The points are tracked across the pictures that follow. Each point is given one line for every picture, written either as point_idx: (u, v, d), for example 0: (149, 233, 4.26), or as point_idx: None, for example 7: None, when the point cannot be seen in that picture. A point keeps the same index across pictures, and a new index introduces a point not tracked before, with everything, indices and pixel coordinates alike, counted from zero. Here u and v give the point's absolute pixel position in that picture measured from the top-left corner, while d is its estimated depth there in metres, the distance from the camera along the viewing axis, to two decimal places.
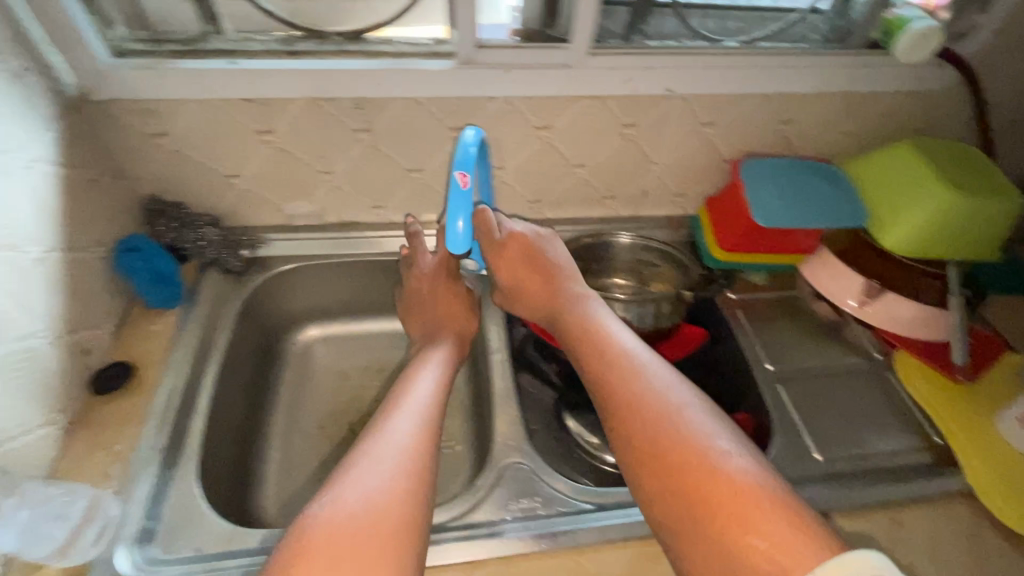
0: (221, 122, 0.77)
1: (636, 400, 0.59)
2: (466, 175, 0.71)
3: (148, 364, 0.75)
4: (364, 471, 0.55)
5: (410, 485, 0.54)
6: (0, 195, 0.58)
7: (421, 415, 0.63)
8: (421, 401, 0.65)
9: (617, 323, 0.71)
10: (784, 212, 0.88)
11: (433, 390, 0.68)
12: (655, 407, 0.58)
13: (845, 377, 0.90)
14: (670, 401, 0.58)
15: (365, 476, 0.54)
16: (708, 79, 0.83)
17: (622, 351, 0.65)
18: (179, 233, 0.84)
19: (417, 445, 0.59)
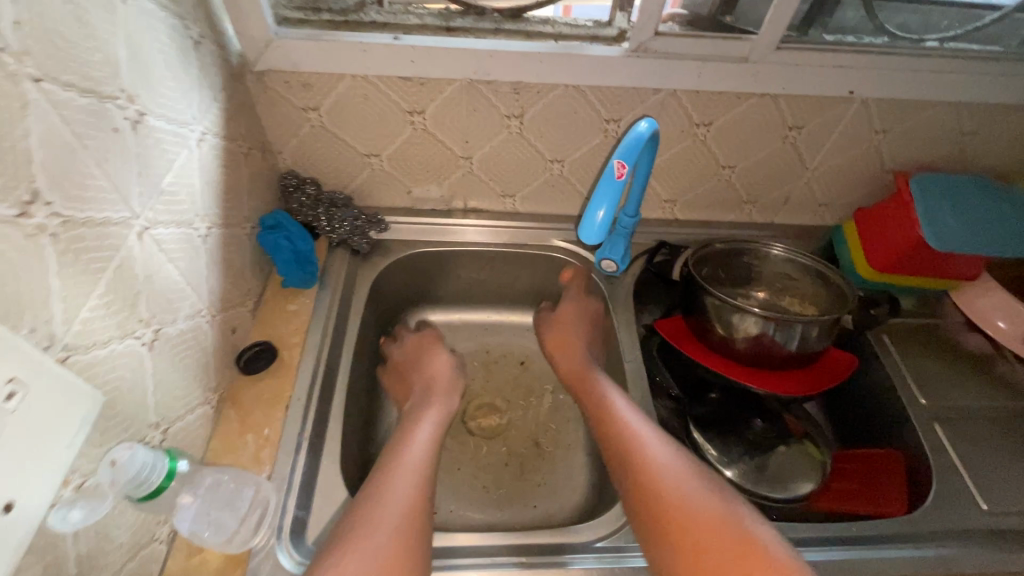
0: (372, 100, 0.73)
1: (642, 467, 0.61)
2: (624, 167, 0.63)
3: (285, 345, 0.73)
4: (371, 521, 0.54)
5: (413, 536, 0.54)
6: (183, 170, 0.56)
7: (421, 476, 0.61)
8: (420, 459, 0.63)
9: (618, 394, 0.72)
10: (959, 235, 0.79)
11: (433, 447, 0.65)
12: (668, 478, 0.59)
13: (1006, 420, 0.81)
14: (677, 474, 0.60)
15: (370, 536, 0.53)
16: (896, 82, 0.75)
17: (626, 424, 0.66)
18: (312, 210, 0.82)
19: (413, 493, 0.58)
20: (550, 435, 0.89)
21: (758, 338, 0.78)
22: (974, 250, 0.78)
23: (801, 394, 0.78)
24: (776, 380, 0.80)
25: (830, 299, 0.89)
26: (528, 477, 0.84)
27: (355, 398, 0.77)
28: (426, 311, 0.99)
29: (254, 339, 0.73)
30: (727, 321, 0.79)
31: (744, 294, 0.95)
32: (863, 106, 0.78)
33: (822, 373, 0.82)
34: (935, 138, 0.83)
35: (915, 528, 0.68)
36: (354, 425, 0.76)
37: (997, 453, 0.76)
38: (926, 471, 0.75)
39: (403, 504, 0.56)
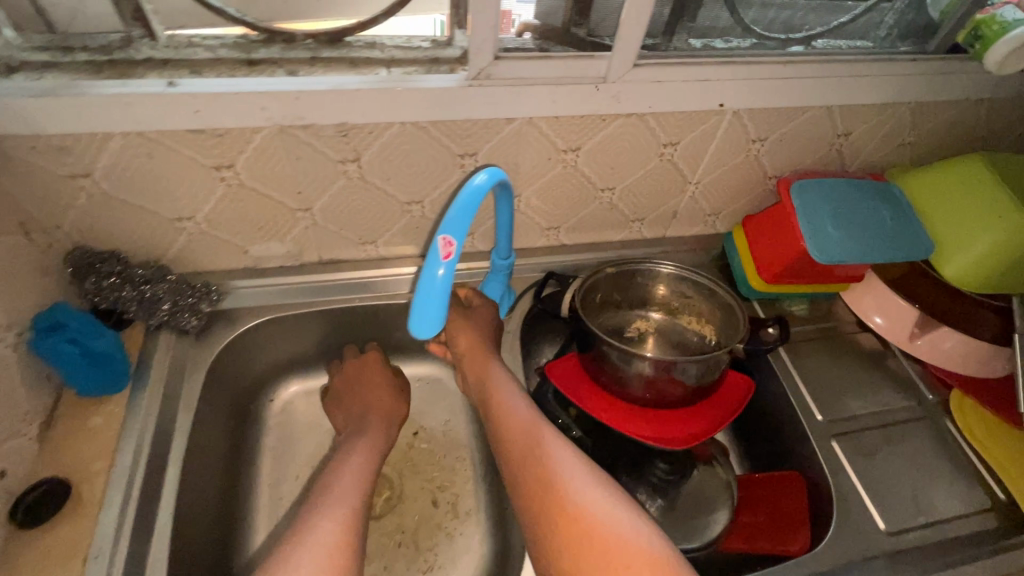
0: (163, 158, 0.59)
1: (527, 456, 0.61)
2: (451, 244, 0.49)
3: (88, 473, 0.59)
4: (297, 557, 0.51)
5: (347, 561, 0.52)
6: None
7: (352, 496, 0.59)
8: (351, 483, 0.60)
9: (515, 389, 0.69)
10: (843, 244, 0.75)
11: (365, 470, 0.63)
12: (557, 472, 0.59)
13: (900, 425, 0.79)
14: (560, 459, 0.60)
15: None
16: (764, 92, 0.70)
17: (513, 417, 0.65)
18: (116, 292, 0.66)
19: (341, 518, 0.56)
20: (448, 503, 0.80)
21: (650, 378, 0.73)
22: (860, 259, 0.74)
23: (683, 446, 0.72)
24: (666, 425, 0.74)
25: (724, 319, 0.83)
26: (425, 558, 0.75)
27: (197, 515, 0.64)
28: (293, 379, 0.84)
29: (43, 475, 0.58)
30: (621, 360, 0.73)
31: (641, 317, 0.89)
32: (736, 117, 0.73)
33: (718, 409, 0.77)
34: (812, 141, 0.80)
35: (819, 566, 0.65)
36: (199, 548, 0.64)
37: (893, 464, 0.74)
38: (825, 496, 0.72)
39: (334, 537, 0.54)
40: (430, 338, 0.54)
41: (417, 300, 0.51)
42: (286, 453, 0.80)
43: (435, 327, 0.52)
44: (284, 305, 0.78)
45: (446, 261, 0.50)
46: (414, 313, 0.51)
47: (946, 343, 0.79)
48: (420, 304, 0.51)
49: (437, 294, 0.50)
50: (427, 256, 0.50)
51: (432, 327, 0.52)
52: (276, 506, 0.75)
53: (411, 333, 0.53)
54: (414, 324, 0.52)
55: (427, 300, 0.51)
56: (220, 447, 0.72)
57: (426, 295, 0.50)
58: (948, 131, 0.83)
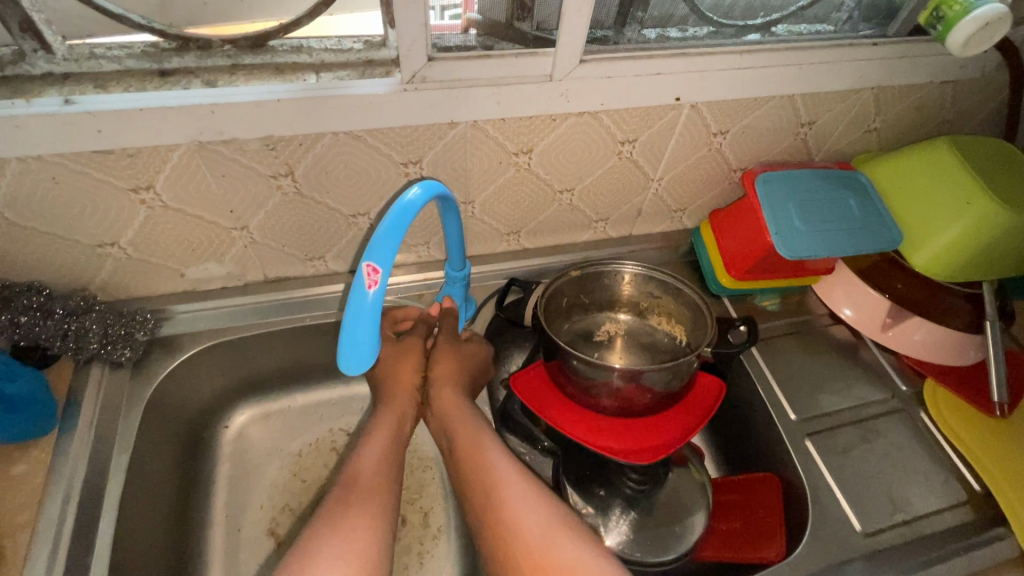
0: (72, 181, 0.55)
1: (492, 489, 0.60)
2: (376, 271, 0.46)
3: (10, 526, 0.54)
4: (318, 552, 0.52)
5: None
6: None
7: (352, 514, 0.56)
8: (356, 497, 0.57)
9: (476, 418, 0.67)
10: (810, 240, 0.73)
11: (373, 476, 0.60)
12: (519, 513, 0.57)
13: (875, 419, 0.77)
14: (519, 490, 0.59)
15: None
16: (721, 83, 0.67)
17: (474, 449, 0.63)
18: (35, 327, 0.61)
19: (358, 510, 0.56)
20: (415, 525, 0.77)
21: (617, 388, 0.70)
22: (828, 254, 0.72)
23: (653, 459, 0.70)
24: (635, 436, 0.72)
25: (693, 320, 0.80)
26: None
27: (140, 560, 0.60)
28: (246, 404, 0.80)
29: None
30: (587, 371, 0.69)
31: (609, 319, 0.86)
32: (694, 110, 0.70)
33: (688, 415, 0.74)
34: (775, 132, 0.77)
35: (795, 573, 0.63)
36: None
37: (867, 461, 0.73)
38: (801, 498, 0.70)
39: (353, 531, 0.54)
40: (367, 370, 0.50)
41: (345, 330, 0.47)
42: (241, 483, 0.76)
43: (367, 359, 0.48)
44: (228, 329, 0.72)
45: (373, 289, 0.46)
46: (343, 345, 0.47)
47: (919, 333, 0.77)
48: (346, 335, 0.47)
49: (364, 323, 0.46)
50: (354, 285, 0.46)
51: (365, 359, 0.48)
52: (231, 540, 0.71)
53: (342, 368, 0.49)
54: (344, 357, 0.48)
55: (355, 330, 0.47)
56: (166, 483, 0.68)
57: (353, 323, 0.47)
58: (914, 115, 0.81)
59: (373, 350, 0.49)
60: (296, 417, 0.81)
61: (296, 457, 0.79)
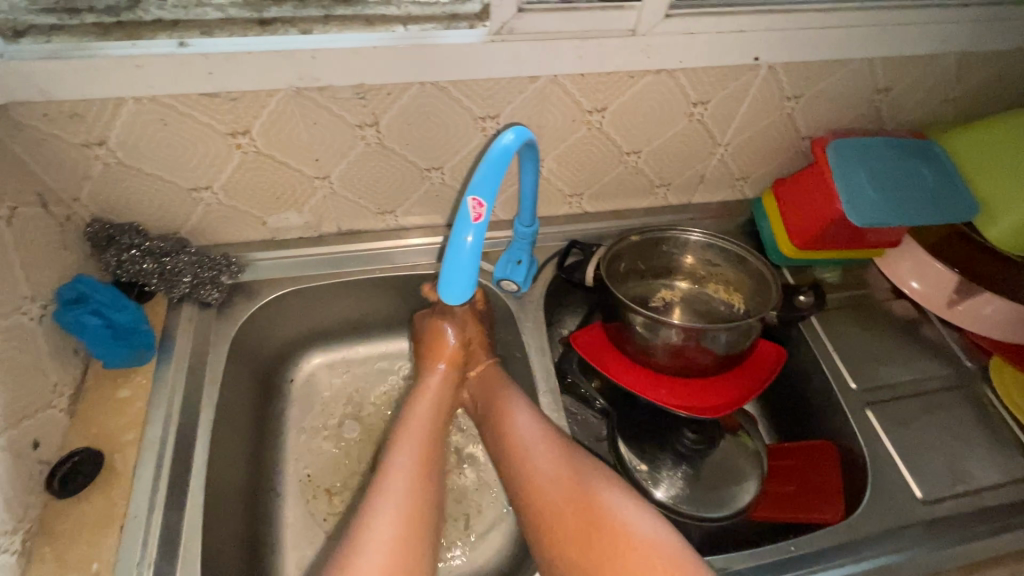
0: (175, 124, 0.58)
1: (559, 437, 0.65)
2: (481, 206, 0.47)
3: (118, 444, 0.59)
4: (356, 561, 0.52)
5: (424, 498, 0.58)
6: None
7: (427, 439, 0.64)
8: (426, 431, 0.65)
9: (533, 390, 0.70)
10: (883, 210, 0.72)
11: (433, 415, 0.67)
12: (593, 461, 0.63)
13: (937, 393, 0.77)
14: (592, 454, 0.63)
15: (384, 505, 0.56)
16: (803, 43, 0.66)
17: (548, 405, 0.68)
18: (137, 265, 0.65)
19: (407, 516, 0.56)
20: (472, 472, 0.77)
21: (679, 347, 0.71)
22: (900, 223, 0.71)
23: (712, 415, 0.71)
24: (694, 395, 0.73)
25: (756, 287, 0.80)
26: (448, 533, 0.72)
27: (225, 486, 0.64)
28: (312, 352, 0.83)
29: (72, 447, 0.59)
30: (648, 330, 0.71)
31: (665, 285, 0.86)
32: (771, 72, 0.69)
33: (745, 379, 0.75)
34: (850, 98, 0.76)
35: (855, 535, 0.63)
36: (228, 517, 0.64)
37: (928, 434, 0.72)
38: (859, 464, 0.71)
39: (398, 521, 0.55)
40: (465, 304, 0.53)
41: (445, 265, 0.50)
42: (308, 424, 0.79)
43: (464, 292, 0.51)
44: (301, 278, 0.76)
45: (476, 223, 0.48)
46: (444, 277, 0.50)
47: (987, 306, 0.76)
48: (449, 271, 0.49)
49: (466, 257, 0.49)
50: (459, 221, 0.48)
51: (464, 290, 0.51)
52: (301, 475, 0.75)
53: (442, 301, 0.52)
54: (446, 292, 0.51)
55: (455, 264, 0.49)
56: (244, 419, 0.72)
57: (454, 259, 0.49)
58: (996, 85, 0.79)
59: (470, 284, 0.51)
60: (359, 367, 0.85)
61: (358, 402, 0.82)
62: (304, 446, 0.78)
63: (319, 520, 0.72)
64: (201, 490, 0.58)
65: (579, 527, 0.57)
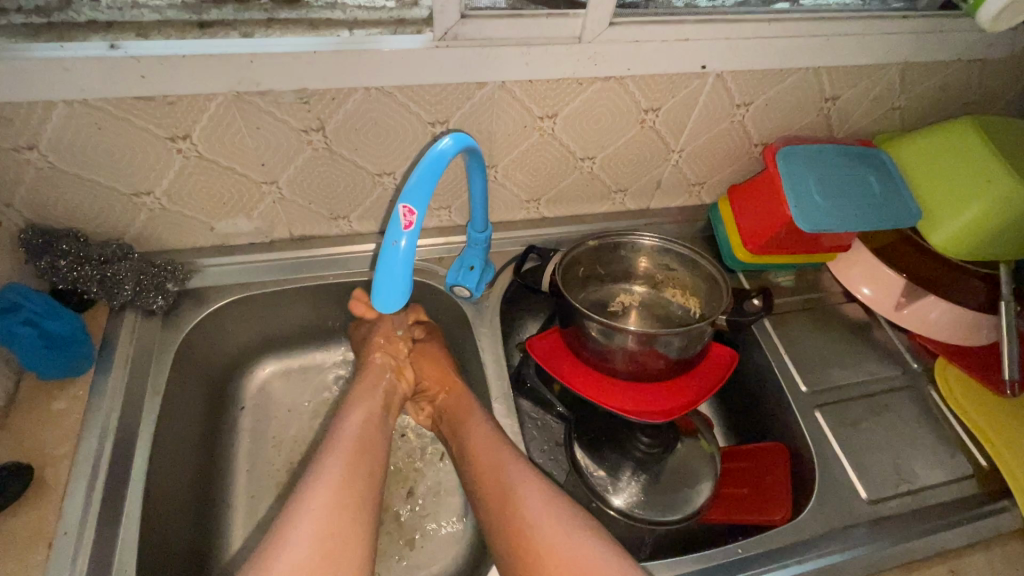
0: (110, 129, 0.57)
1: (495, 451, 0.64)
2: (412, 213, 0.47)
3: (51, 458, 0.57)
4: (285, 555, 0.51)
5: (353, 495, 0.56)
6: None
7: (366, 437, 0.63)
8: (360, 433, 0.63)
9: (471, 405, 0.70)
10: (828, 215, 0.73)
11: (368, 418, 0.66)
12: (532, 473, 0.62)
13: (885, 395, 0.78)
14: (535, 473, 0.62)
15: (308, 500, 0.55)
16: (749, 53, 0.68)
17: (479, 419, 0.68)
18: (74, 271, 0.63)
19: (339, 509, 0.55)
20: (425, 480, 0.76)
21: (631, 352, 0.71)
22: (844, 228, 0.73)
23: (665, 420, 0.72)
24: (647, 399, 0.74)
25: (710, 291, 0.81)
26: (403, 541, 0.72)
27: (168, 497, 0.63)
28: (267, 359, 0.82)
29: (2, 461, 0.56)
30: (602, 335, 0.71)
31: (624, 290, 0.87)
32: (719, 81, 0.71)
33: (699, 383, 0.76)
34: (798, 107, 0.77)
35: (801, 536, 0.64)
36: (171, 530, 0.62)
37: (875, 435, 0.74)
38: (808, 466, 0.72)
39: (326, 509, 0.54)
40: (402, 310, 0.52)
41: (379, 270, 0.49)
42: (261, 433, 0.78)
43: (399, 299, 0.50)
44: (252, 285, 0.74)
45: (408, 230, 0.47)
46: (378, 282, 0.49)
47: (932, 310, 0.78)
48: (382, 277, 0.49)
49: (399, 264, 0.48)
50: (391, 228, 0.48)
51: (398, 297, 0.50)
52: (252, 485, 0.74)
53: (376, 307, 0.51)
54: (377, 298, 0.50)
55: (389, 269, 0.49)
56: (191, 429, 0.70)
57: (388, 264, 0.48)
58: (940, 94, 0.81)
59: (406, 291, 0.50)
60: (315, 374, 0.83)
61: (313, 410, 0.80)
62: (257, 456, 0.76)
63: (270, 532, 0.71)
64: (139, 504, 0.56)
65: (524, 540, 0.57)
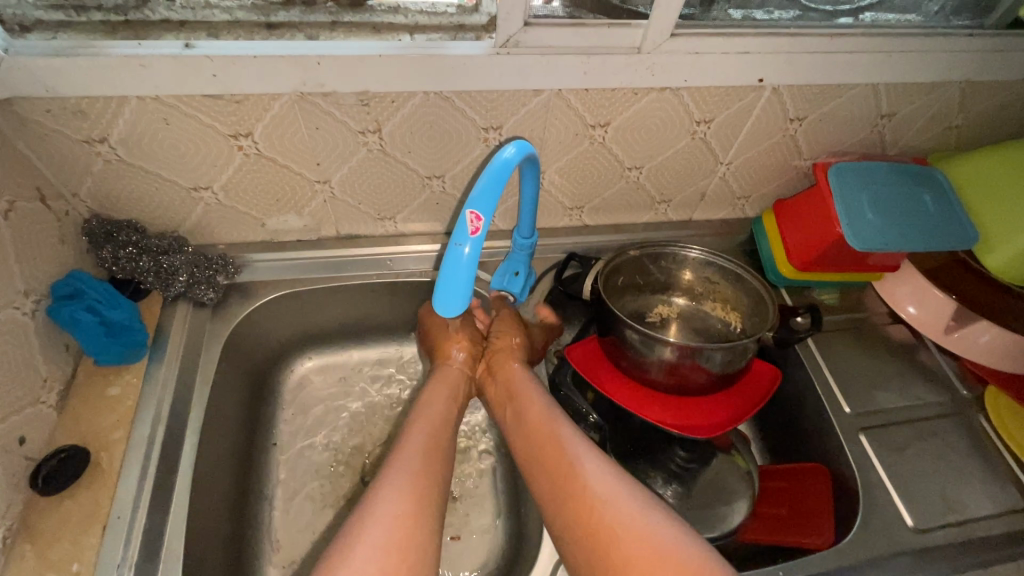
0: (176, 125, 0.58)
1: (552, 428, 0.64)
2: (479, 219, 0.47)
3: (104, 443, 0.58)
4: (351, 569, 0.48)
5: (421, 500, 0.54)
6: None
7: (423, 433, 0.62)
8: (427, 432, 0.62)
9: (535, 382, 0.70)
10: (882, 234, 0.72)
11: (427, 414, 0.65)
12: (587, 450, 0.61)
13: (931, 421, 0.76)
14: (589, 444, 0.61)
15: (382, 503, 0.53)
16: (807, 67, 0.67)
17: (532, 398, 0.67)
18: (133, 262, 0.65)
19: (406, 524, 0.52)
20: (460, 484, 0.76)
21: (673, 365, 0.70)
22: (898, 247, 0.71)
23: (704, 435, 0.71)
24: (687, 414, 0.73)
25: (754, 306, 0.80)
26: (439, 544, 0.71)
27: (213, 486, 0.64)
28: (307, 355, 0.83)
29: (60, 443, 0.58)
30: (643, 347, 0.71)
31: (663, 301, 0.86)
32: (776, 94, 0.70)
33: (742, 398, 0.75)
34: (852, 123, 0.76)
35: (844, 561, 0.63)
36: (213, 519, 0.63)
37: (921, 461, 0.72)
38: (850, 489, 0.70)
39: (400, 520, 0.52)
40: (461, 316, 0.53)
41: (441, 276, 0.49)
42: (300, 427, 0.79)
43: (460, 304, 0.51)
44: (299, 281, 0.76)
45: (473, 236, 0.48)
46: (440, 286, 0.49)
47: (985, 336, 0.76)
48: (444, 285, 0.50)
49: (462, 269, 0.48)
50: (456, 232, 0.48)
51: (459, 301, 0.51)
52: (290, 479, 0.75)
53: (436, 310, 0.51)
54: (439, 301, 0.50)
55: (451, 275, 0.49)
56: (235, 420, 0.71)
57: (450, 271, 0.49)
58: (999, 114, 0.79)
59: (466, 296, 0.51)
60: (353, 372, 0.85)
61: (351, 407, 0.82)
62: (296, 450, 0.77)
63: (307, 526, 0.72)
64: (187, 491, 0.57)
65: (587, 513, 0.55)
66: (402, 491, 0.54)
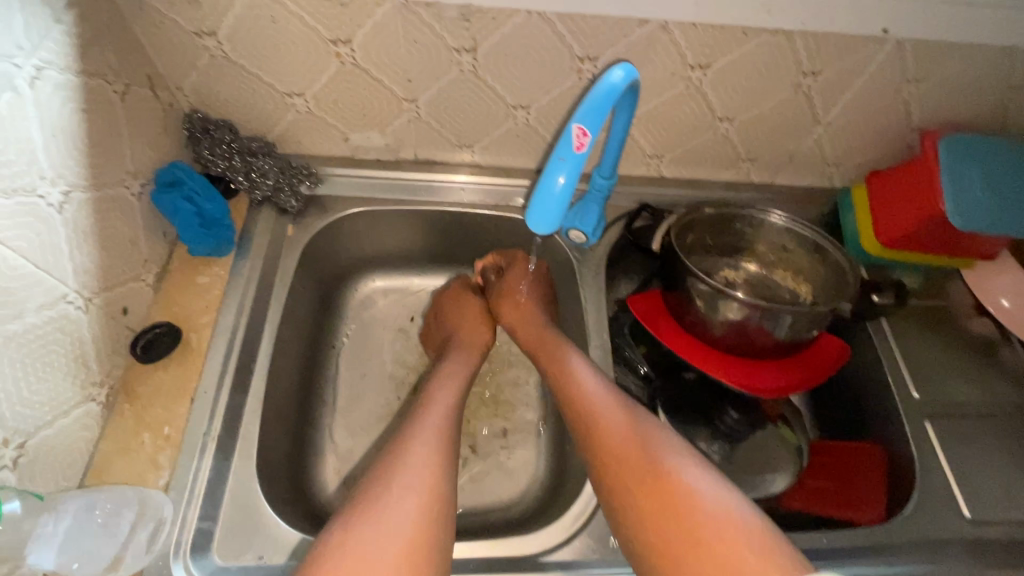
0: (281, 25, 0.59)
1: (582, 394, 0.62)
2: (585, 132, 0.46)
3: (193, 325, 0.63)
4: (391, 505, 0.49)
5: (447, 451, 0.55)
6: (23, 125, 0.44)
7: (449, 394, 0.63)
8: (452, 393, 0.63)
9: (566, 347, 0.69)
10: (989, 216, 0.67)
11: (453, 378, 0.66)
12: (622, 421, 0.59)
13: (1004, 418, 0.72)
14: (622, 416, 0.59)
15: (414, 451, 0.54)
16: (940, 19, 0.61)
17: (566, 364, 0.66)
18: (227, 161, 0.68)
19: (436, 470, 0.53)
20: (508, 416, 0.79)
21: (739, 324, 0.69)
22: (1006, 231, 0.66)
23: (767, 396, 0.70)
24: (748, 374, 0.72)
25: (830, 278, 0.77)
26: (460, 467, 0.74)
27: (283, 381, 0.68)
28: (372, 275, 0.86)
29: (155, 319, 0.62)
30: (709, 302, 0.69)
31: (730, 265, 0.83)
32: (899, 49, 0.64)
33: (806, 367, 0.73)
34: (975, 91, 0.70)
35: (893, 539, 0.62)
36: (281, 411, 0.67)
37: (987, 456, 0.69)
38: (908, 472, 0.68)
39: (429, 465, 0.53)
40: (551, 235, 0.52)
41: (539, 191, 0.49)
42: (361, 342, 0.83)
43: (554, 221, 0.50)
44: (373, 200, 0.77)
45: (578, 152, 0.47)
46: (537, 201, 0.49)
47: None
48: (539, 199, 0.49)
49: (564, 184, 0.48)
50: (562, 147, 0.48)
51: (550, 222, 0.51)
52: (349, 387, 0.79)
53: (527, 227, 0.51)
54: (534, 217, 0.50)
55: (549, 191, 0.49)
56: (304, 325, 0.75)
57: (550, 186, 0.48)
58: None
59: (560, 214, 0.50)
60: (414, 297, 0.87)
61: (410, 330, 0.85)
62: (357, 362, 0.81)
63: (363, 432, 0.76)
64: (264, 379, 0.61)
65: (624, 485, 0.54)
66: (428, 437, 0.56)
